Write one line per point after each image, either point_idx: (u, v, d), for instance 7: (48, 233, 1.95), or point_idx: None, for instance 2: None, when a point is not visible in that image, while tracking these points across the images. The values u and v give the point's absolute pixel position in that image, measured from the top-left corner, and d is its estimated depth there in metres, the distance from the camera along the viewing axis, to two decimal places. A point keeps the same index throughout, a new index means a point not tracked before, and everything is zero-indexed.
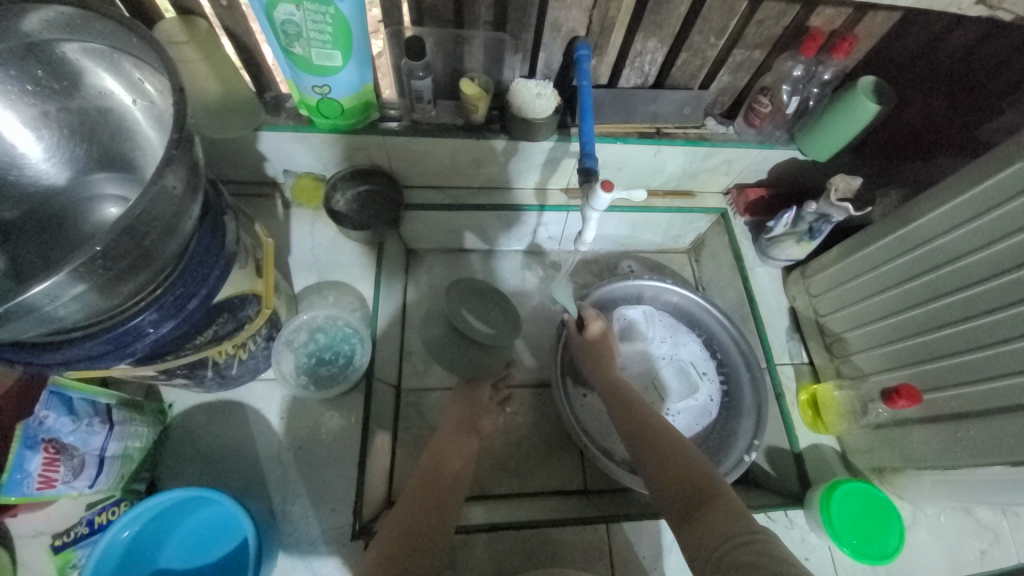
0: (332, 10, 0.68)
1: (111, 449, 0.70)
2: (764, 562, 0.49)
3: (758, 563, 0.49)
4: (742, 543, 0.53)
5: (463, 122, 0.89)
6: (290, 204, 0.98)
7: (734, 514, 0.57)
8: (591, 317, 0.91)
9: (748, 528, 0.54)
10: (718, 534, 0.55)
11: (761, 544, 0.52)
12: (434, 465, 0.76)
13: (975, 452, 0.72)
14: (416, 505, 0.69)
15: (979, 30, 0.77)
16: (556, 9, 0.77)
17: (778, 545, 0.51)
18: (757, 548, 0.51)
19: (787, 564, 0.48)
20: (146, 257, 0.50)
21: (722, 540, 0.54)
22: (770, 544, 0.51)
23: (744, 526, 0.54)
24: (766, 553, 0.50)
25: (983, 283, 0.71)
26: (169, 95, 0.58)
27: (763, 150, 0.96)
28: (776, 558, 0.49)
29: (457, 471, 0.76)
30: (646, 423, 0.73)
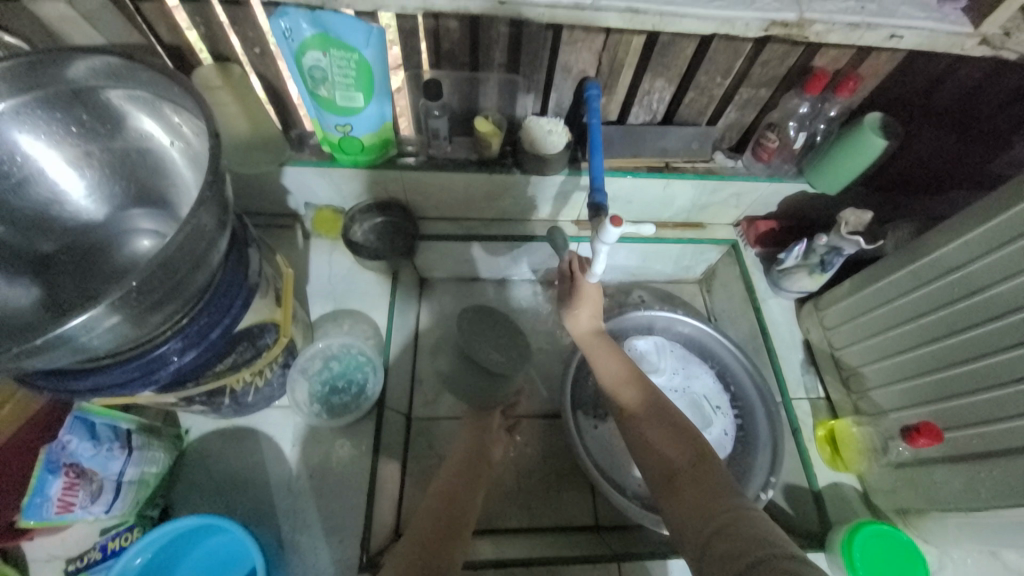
0: (356, 56, 0.73)
1: (128, 474, 0.72)
2: (743, 543, 0.49)
3: (738, 547, 0.49)
4: (723, 524, 0.53)
5: (476, 157, 0.92)
6: (309, 235, 1.02)
7: (715, 491, 0.57)
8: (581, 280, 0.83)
9: (730, 509, 0.54)
10: (701, 517, 0.55)
11: (743, 523, 0.52)
12: (442, 498, 0.75)
13: (999, 494, 0.70)
14: (422, 536, 0.68)
15: (984, 68, 0.78)
16: (566, 53, 0.81)
17: (758, 524, 0.51)
18: (736, 528, 0.52)
19: (764, 546, 0.48)
20: (177, 289, 0.52)
21: (703, 521, 0.55)
22: (751, 526, 0.51)
23: (725, 507, 0.55)
24: (744, 533, 0.51)
25: (1000, 318, 0.70)
26: (204, 137, 0.62)
27: (772, 183, 0.97)
28: (754, 538, 0.50)
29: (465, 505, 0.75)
30: (636, 393, 0.73)
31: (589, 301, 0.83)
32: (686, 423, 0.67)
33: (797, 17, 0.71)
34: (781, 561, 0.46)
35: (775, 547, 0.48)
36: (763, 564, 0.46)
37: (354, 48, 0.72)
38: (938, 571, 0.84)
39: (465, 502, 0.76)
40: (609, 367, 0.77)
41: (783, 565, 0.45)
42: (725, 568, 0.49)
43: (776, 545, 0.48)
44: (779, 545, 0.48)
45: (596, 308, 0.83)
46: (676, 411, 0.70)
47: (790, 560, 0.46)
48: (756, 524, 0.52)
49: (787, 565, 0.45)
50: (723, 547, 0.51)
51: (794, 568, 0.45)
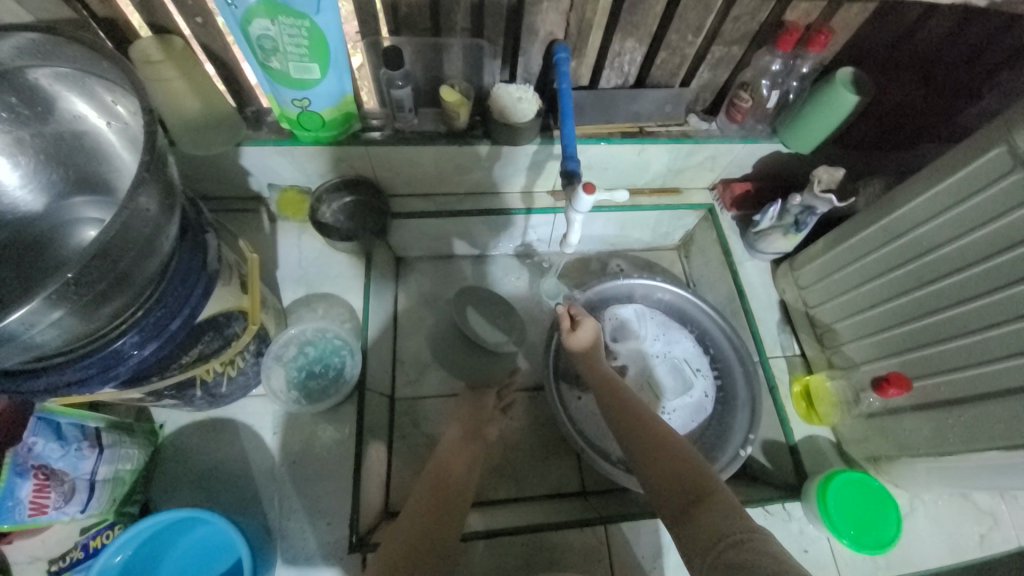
0: (307, 23, 0.68)
1: (101, 473, 0.70)
2: (760, 561, 0.49)
3: (752, 562, 0.49)
4: (736, 540, 0.52)
5: (445, 129, 0.89)
6: (276, 218, 0.98)
7: (728, 511, 0.56)
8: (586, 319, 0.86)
9: (742, 526, 0.54)
10: (710, 533, 0.54)
11: (756, 542, 0.51)
12: (437, 480, 0.76)
13: (966, 437, 0.73)
14: (419, 514, 0.69)
15: (955, 18, 0.77)
16: (532, 14, 0.77)
17: (772, 543, 0.51)
18: (749, 545, 0.51)
19: (782, 563, 0.47)
20: (125, 278, 0.50)
21: (714, 541, 0.53)
22: (766, 543, 0.51)
23: (736, 522, 0.54)
24: (758, 549, 0.50)
25: (966, 270, 0.71)
26: (140, 117, 0.58)
27: (746, 145, 0.96)
28: (768, 556, 0.49)
29: (456, 484, 0.76)
30: (642, 419, 0.73)
31: (592, 333, 0.85)
32: (693, 453, 0.66)
33: None
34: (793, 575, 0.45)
35: (793, 566, 0.47)
36: None
37: (304, 15, 0.67)
38: (909, 513, 0.88)
39: (461, 477, 0.78)
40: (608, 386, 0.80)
41: None
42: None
43: (792, 563, 0.47)
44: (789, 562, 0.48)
45: (597, 335, 0.86)
46: (676, 433, 0.70)
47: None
48: (772, 544, 0.51)
49: None
50: (736, 562, 0.50)
51: None
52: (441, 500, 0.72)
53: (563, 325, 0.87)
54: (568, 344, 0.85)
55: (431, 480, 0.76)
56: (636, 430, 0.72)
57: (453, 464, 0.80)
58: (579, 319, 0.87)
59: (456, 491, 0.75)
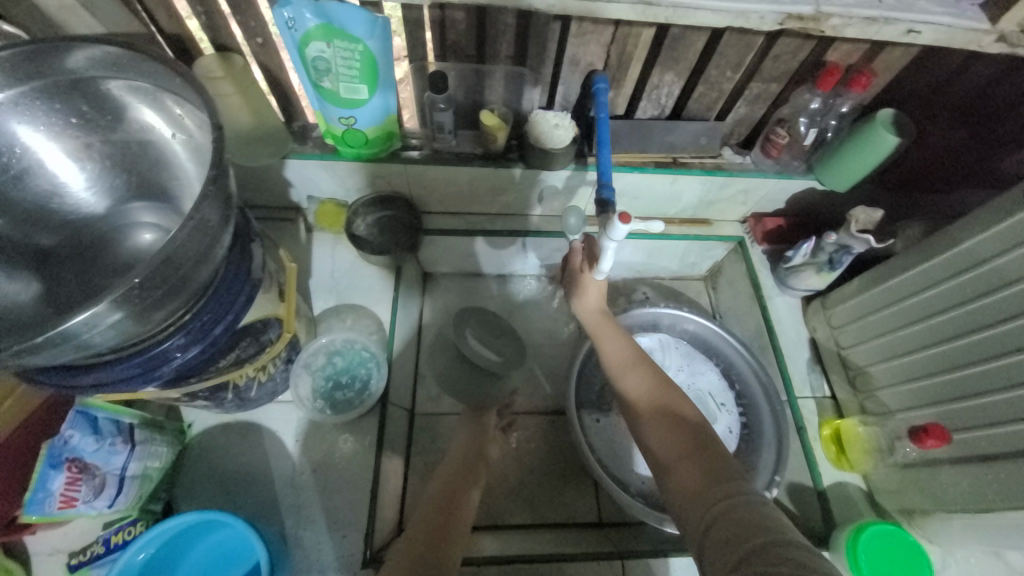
0: (360, 47, 0.71)
1: (130, 469, 0.71)
2: (747, 532, 0.49)
3: (738, 535, 0.50)
4: (725, 509, 0.53)
5: (482, 151, 0.91)
6: (312, 228, 1.01)
7: (715, 473, 0.57)
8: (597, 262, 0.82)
9: (732, 493, 0.54)
10: (701, 505, 0.55)
11: (745, 509, 0.52)
12: (446, 497, 0.75)
13: (1008, 497, 0.69)
14: (424, 532, 0.68)
15: (998, 65, 0.77)
16: (574, 45, 0.80)
17: (762, 511, 0.51)
18: (737, 514, 0.52)
19: (767, 531, 0.48)
20: (180, 284, 0.52)
21: (705, 512, 0.54)
22: (754, 511, 0.51)
23: (725, 491, 0.55)
24: (746, 519, 0.51)
25: (1011, 321, 0.69)
26: (205, 129, 0.61)
27: (780, 180, 0.96)
28: (756, 526, 0.49)
29: (461, 502, 0.75)
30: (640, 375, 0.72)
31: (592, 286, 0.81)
32: (691, 415, 0.66)
33: (813, 10, 0.69)
34: (780, 548, 0.46)
35: (778, 536, 0.48)
36: (763, 551, 0.47)
37: (358, 39, 0.71)
38: (942, 571, 0.84)
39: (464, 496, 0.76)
40: (615, 348, 0.77)
41: (782, 553, 0.46)
42: (724, 558, 0.49)
43: (779, 533, 0.48)
44: (777, 531, 0.48)
45: (601, 289, 0.81)
46: (675, 390, 0.70)
47: (789, 547, 0.46)
48: (760, 511, 0.51)
49: (787, 556, 0.45)
50: (726, 536, 0.50)
51: (790, 556, 0.45)
52: (446, 523, 0.70)
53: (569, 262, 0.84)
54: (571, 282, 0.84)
55: (438, 501, 0.74)
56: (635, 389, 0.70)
57: (463, 479, 0.80)
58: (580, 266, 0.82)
59: (459, 513, 0.73)
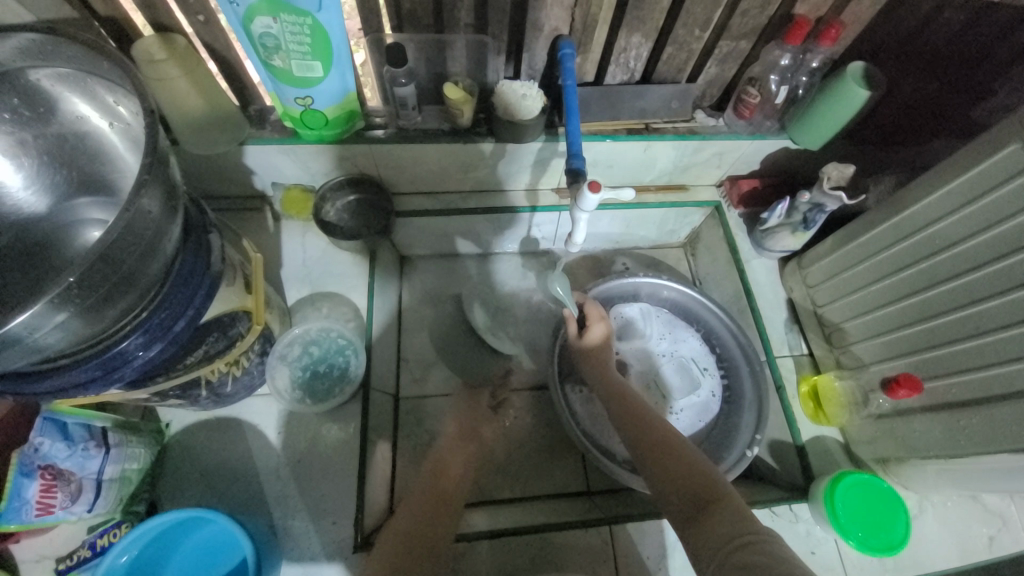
0: (309, 20, 0.68)
1: (107, 472, 0.70)
2: (770, 562, 0.48)
3: (761, 564, 0.49)
4: (745, 543, 0.52)
5: (449, 127, 0.88)
6: (280, 217, 0.98)
7: (738, 513, 0.56)
8: (596, 317, 0.91)
9: (751, 531, 0.53)
10: (720, 535, 0.54)
11: (766, 544, 0.51)
12: (430, 482, 0.75)
13: (978, 441, 0.71)
14: (420, 508, 0.70)
15: (969, 10, 0.76)
16: (536, 10, 0.76)
17: (780, 545, 0.50)
18: (757, 547, 0.51)
19: (793, 565, 0.47)
20: (128, 279, 0.50)
21: (723, 542, 0.53)
22: (774, 544, 0.50)
23: (745, 528, 0.53)
24: (766, 552, 0.50)
25: (977, 270, 0.70)
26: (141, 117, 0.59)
27: (754, 141, 0.94)
28: (778, 558, 0.49)
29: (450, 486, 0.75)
30: (645, 423, 0.73)
31: (599, 334, 0.89)
32: (698, 456, 0.66)
33: None
34: None
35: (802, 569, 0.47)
36: None
37: (306, 12, 0.67)
38: (918, 515, 0.87)
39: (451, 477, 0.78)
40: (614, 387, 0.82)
41: None
42: None
43: (803, 567, 0.47)
44: (800, 566, 0.47)
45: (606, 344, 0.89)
46: (680, 434, 0.70)
47: None
48: (782, 547, 0.50)
49: None
50: (747, 564, 0.49)
51: None
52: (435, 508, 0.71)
53: (571, 332, 0.90)
54: (580, 351, 0.89)
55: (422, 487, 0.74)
56: (646, 443, 0.70)
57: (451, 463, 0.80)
58: (590, 319, 0.92)
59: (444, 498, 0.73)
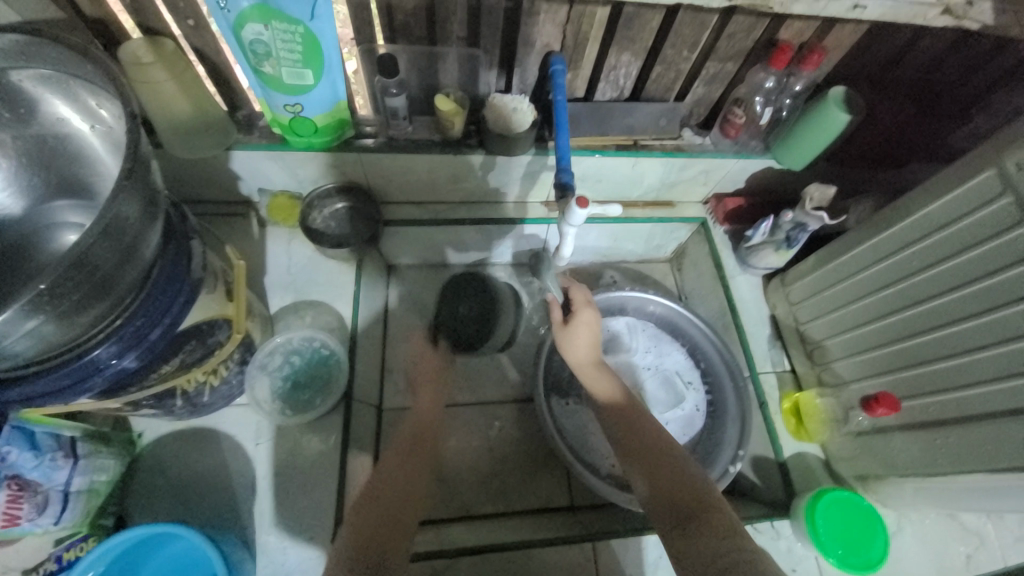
0: (301, 29, 0.68)
1: (75, 484, 0.68)
2: None
3: None
4: (735, 562, 0.53)
5: (439, 138, 0.88)
6: (266, 223, 0.97)
7: (727, 528, 0.57)
8: (581, 305, 0.85)
9: (741, 549, 0.54)
10: (711, 552, 0.55)
11: (756, 564, 0.52)
12: (383, 490, 0.72)
13: (955, 459, 0.72)
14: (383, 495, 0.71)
15: (948, 40, 0.78)
16: (528, 26, 0.77)
17: (769, 564, 0.52)
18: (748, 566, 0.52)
19: None
20: (104, 284, 0.49)
21: (713, 558, 0.54)
22: (763, 563, 0.52)
23: (736, 547, 0.54)
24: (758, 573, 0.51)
25: (954, 292, 0.72)
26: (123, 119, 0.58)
27: (739, 160, 0.96)
28: None
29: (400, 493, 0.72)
30: (631, 420, 0.72)
31: (586, 322, 0.83)
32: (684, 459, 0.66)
33: None
34: None
35: None
36: None
37: (298, 21, 0.67)
38: (897, 533, 0.88)
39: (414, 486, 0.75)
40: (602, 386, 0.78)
41: None
42: None
43: None
44: None
45: (593, 333, 0.83)
46: (666, 433, 0.70)
47: None
48: (771, 567, 0.52)
49: None
50: None
51: None
52: (394, 524, 0.68)
53: (554, 317, 0.85)
54: (562, 337, 0.83)
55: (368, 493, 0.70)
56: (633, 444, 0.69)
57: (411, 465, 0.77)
58: (576, 307, 0.85)
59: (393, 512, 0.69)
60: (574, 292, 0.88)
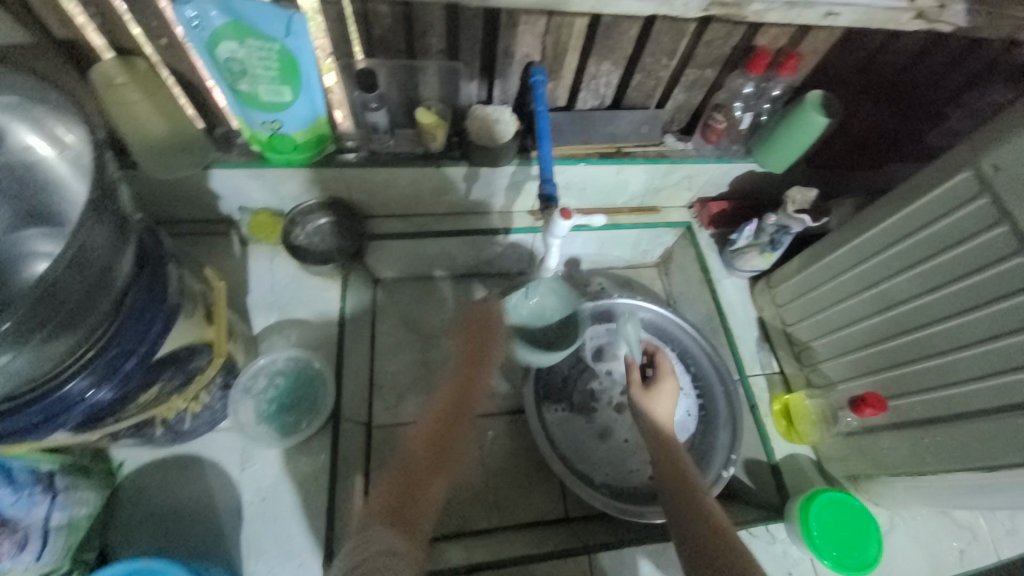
0: (277, 46, 0.67)
1: (55, 519, 0.66)
2: None
3: None
4: None
5: (422, 151, 0.88)
6: (247, 241, 0.95)
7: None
8: (667, 374, 0.86)
9: None
10: None
11: None
12: (402, 486, 0.72)
13: (943, 457, 0.73)
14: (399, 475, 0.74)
15: (922, 41, 0.79)
16: (507, 38, 0.77)
17: None
18: None
19: None
20: (75, 316, 0.48)
21: None
22: None
23: None
24: None
25: (937, 291, 0.73)
26: (86, 144, 0.56)
27: (722, 165, 0.97)
28: None
29: (421, 500, 0.70)
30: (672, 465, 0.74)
31: (666, 392, 0.84)
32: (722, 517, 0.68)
33: None
34: None
35: None
36: None
37: (273, 38, 0.66)
38: (890, 531, 0.89)
39: (418, 506, 0.70)
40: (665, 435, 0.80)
41: None
42: None
43: None
44: None
45: (671, 407, 0.83)
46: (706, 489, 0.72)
47: None
48: None
49: None
50: None
51: None
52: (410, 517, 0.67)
53: (634, 380, 0.84)
54: (641, 402, 0.83)
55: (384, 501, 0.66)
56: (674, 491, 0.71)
57: (425, 471, 0.76)
58: (660, 375, 0.86)
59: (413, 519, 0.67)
60: (659, 359, 0.88)
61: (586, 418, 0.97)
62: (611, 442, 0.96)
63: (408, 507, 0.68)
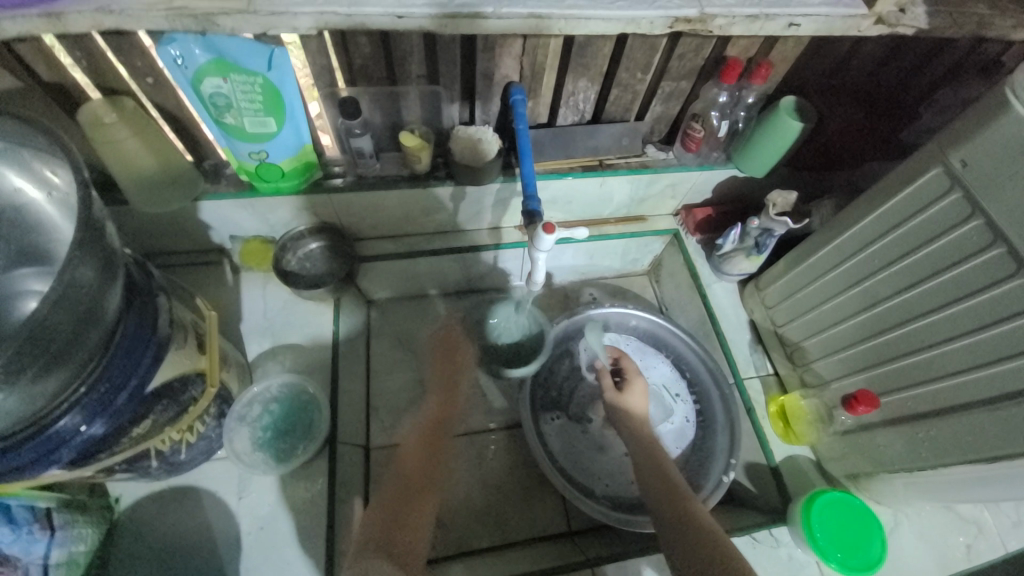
0: (260, 79, 0.69)
1: (55, 556, 0.65)
2: None
3: None
4: None
5: (408, 173, 0.89)
6: (239, 269, 0.96)
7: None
8: (634, 373, 0.91)
9: None
10: None
11: None
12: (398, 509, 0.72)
13: (938, 451, 0.73)
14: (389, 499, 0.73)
15: (886, 44, 0.83)
16: (485, 61, 0.79)
17: None
18: None
19: None
20: (62, 354, 0.48)
21: None
22: None
23: None
24: None
25: (918, 285, 0.74)
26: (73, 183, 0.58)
27: (704, 171, 0.99)
28: None
29: (412, 521, 0.70)
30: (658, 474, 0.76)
31: (639, 390, 0.89)
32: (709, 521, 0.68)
33: (698, 12, 0.72)
34: None
35: None
36: None
37: (256, 72, 0.68)
38: (894, 529, 0.88)
39: (410, 530, 0.69)
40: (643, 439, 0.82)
41: None
42: None
43: None
44: None
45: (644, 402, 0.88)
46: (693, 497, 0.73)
47: None
48: None
49: None
50: None
51: None
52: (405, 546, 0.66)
53: (607, 384, 0.89)
54: (618, 405, 0.87)
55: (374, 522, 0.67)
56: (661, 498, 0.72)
57: (419, 489, 0.76)
58: (627, 374, 0.91)
59: (409, 543, 0.68)
60: (622, 360, 0.93)
61: (583, 430, 0.97)
62: (610, 453, 0.96)
63: (398, 536, 0.67)
